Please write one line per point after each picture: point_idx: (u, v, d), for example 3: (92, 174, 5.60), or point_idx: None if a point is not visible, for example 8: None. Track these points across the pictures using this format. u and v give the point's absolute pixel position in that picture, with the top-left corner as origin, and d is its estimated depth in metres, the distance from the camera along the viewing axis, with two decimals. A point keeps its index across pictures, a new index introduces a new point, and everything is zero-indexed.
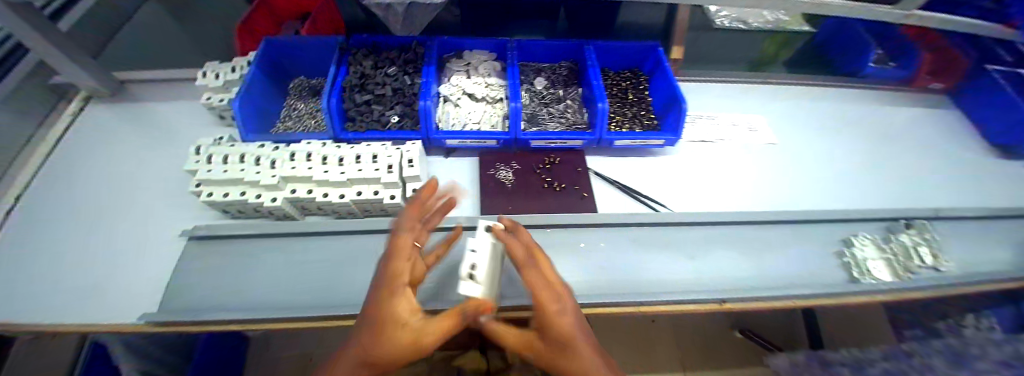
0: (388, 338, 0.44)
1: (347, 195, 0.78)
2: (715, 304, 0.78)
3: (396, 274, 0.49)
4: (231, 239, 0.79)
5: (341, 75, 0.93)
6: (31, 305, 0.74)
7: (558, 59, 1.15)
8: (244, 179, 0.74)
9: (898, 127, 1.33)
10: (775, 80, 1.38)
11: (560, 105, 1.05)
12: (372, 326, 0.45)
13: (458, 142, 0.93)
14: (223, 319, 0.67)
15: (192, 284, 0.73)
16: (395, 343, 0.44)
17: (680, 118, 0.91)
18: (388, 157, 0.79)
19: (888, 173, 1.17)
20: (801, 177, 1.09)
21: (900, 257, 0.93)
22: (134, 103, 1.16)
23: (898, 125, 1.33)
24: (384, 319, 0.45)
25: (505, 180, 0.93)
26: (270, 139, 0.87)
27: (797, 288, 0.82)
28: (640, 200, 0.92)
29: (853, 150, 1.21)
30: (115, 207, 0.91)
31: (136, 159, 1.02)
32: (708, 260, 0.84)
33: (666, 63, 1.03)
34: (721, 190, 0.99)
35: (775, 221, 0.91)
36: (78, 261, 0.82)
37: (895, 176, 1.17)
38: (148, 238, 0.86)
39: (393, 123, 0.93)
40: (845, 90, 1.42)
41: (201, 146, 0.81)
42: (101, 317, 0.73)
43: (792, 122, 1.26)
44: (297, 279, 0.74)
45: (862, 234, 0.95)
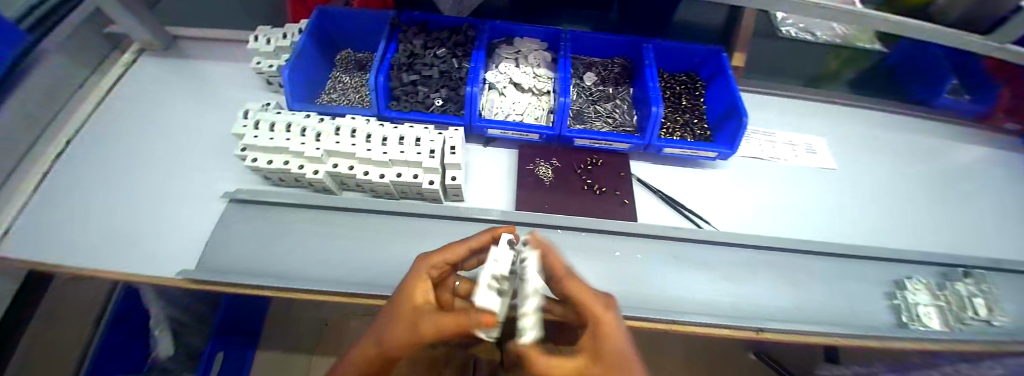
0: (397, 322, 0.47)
1: (387, 176, 0.77)
2: (752, 332, 0.74)
3: (417, 267, 0.53)
4: (269, 206, 0.80)
5: (390, 52, 0.92)
6: (82, 248, 0.77)
7: (611, 55, 1.10)
8: (289, 149, 0.74)
9: (965, 166, 1.22)
10: (838, 100, 1.30)
11: (609, 104, 1.02)
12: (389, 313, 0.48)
13: (500, 133, 0.90)
14: (257, 284, 0.67)
15: (229, 246, 0.74)
16: (398, 330, 0.46)
17: (739, 132, 0.86)
18: (431, 142, 0.78)
19: (950, 215, 1.08)
20: (856, 208, 1.03)
21: (953, 307, 0.86)
22: (184, 59, 1.18)
23: (966, 164, 1.23)
24: (401, 308, 0.48)
25: (544, 177, 0.90)
26: (316, 110, 0.86)
27: (840, 325, 0.78)
28: (683, 214, 0.89)
29: (914, 185, 1.13)
30: (160, 161, 0.93)
31: (183, 115, 1.03)
32: (748, 285, 0.80)
33: (729, 70, 0.97)
34: (768, 212, 0.94)
35: (824, 252, 0.86)
36: (124, 210, 0.84)
37: (958, 218, 1.08)
38: (189, 194, 0.87)
39: (437, 106, 0.91)
40: (910, 120, 1.32)
41: (249, 111, 0.82)
42: (143, 267, 0.75)
43: (851, 148, 1.17)
44: (331, 254, 0.74)
45: (916, 278, 0.88)
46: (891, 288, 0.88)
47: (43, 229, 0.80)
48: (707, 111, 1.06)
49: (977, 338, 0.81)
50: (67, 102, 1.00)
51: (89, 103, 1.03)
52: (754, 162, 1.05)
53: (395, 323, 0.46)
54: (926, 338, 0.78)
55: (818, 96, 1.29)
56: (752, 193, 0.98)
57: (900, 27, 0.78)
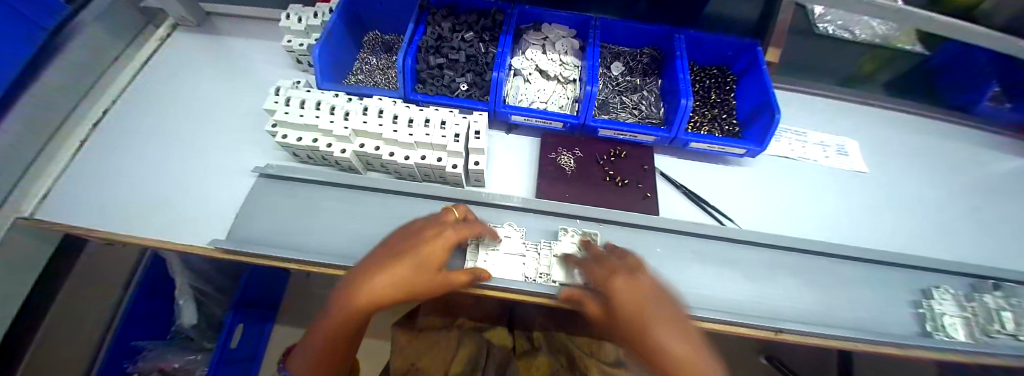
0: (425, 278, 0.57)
1: (412, 158, 0.78)
2: (770, 332, 0.73)
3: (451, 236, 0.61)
4: (296, 183, 0.82)
5: (418, 34, 0.92)
6: (119, 216, 0.81)
7: (640, 46, 1.08)
8: (318, 126, 0.76)
9: (1004, 176, 1.17)
10: (875, 101, 1.26)
11: (635, 95, 1.01)
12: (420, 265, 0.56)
13: (524, 120, 0.90)
14: (284, 256, 0.70)
15: (257, 219, 0.77)
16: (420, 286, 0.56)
17: (771, 128, 0.84)
18: (456, 125, 0.79)
19: (986, 225, 1.04)
20: (885, 213, 1.00)
21: (979, 319, 0.84)
22: (216, 36, 1.19)
23: (1005, 175, 1.18)
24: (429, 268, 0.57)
25: (567, 166, 0.90)
26: (343, 90, 0.88)
27: (861, 331, 0.77)
28: (706, 210, 0.88)
29: (949, 192, 1.09)
30: (190, 134, 0.96)
31: (213, 89, 1.06)
32: (771, 285, 0.79)
33: (764, 65, 0.95)
34: (792, 213, 0.93)
35: (848, 256, 0.85)
36: (157, 179, 0.87)
37: (994, 229, 1.04)
38: (218, 168, 0.90)
39: (462, 90, 0.91)
40: (947, 127, 1.28)
41: (281, 88, 0.83)
42: (176, 236, 0.78)
43: (885, 152, 1.14)
44: (354, 231, 0.76)
45: (944, 287, 0.86)
46: (916, 296, 0.87)
47: (79, 194, 0.84)
48: (737, 107, 1.04)
49: (1004, 352, 0.79)
50: (106, 72, 1.03)
51: (125, 77, 1.07)
52: (782, 161, 1.02)
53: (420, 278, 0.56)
54: (949, 348, 0.77)
55: (853, 97, 1.25)
56: (777, 192, 0.96)
57: (949, 28, 0.74)
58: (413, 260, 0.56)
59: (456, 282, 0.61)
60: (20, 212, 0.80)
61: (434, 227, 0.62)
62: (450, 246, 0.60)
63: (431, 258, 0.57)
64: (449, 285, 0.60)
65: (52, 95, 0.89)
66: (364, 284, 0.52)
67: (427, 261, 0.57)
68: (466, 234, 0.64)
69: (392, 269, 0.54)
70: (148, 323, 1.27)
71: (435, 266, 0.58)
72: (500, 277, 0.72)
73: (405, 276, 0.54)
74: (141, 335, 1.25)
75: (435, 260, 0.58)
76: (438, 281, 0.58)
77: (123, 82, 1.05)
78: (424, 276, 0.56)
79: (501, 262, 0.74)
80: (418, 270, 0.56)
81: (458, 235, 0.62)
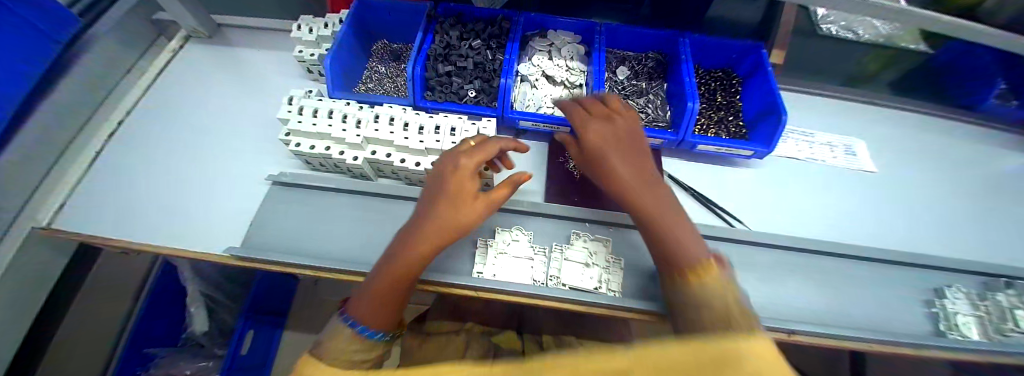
0: (467, 208, 0.60)
1: (423, 164, 0.79)
2: (782, 334, 0.74)
3: (467, 163, 0.61)
4: (309, 191, 0.83)
5: (427, 43, 0.93)
6: (134, 225, 0.82)
7: (645, 50, 1.09)
8: (331, 135, 0.77)
9: (1013, 173, 1.17)
10: (880, 102, 1.26)
11: (641, 99, 1.02)
12: (454, 200, 0.59)
13: (531, 125, 0.91)
14: (300, 263, 0.71)
15: (272, 227, 0.78)
16: (467, 216, 0.60)
17: (778, 130, 0.85)
18: (466, 132, 0.80)
19: (996, 223, 1.04)
20: (893, 213, 1.00)
21: (992, 317, 0.84)
22: (227, 47, 1.22)
23: (1014, 172, 1.17)
24: (464, 200, 0.60)
25: (575, 171, 0.92)
26: (354, 98, 0.89)
27: (872, 331, 0.77)
28: (715, 212, 0.89)
29: (957, 191, 1.09)
30: (201, 143, 0.98)
31: (224, 99, 1.08)
32: (782, 286, 0.79)
33: (769, 67, 0.95)
34: (800, 214, 0.93)
35: (857, 256, 0.85)
36: (171, 189, 0.89)
37: (1004, 227, 1.03)
38: (230, 177, 0.91)
39: (470, 97, 0.92)
40: (953, 125, 1.28)
41: (293, 98, 0.84)
42: (191, 244, 0.80)
43: (891, 152, 1.14)
44: (368, 237, 0.78)
45: (956, 286, 0.86)
46: (928, 295, 0.87)
47: (94, 204, 0.86)
48: (743, 109, 1.05)
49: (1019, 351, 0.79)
50: (118, 85, 1.05)
51: (137, 89, 1.09)
52: (789, 162, 1.03)
53: (462, 211, 0.59)
54: (962, 347, 0.77)
55: (858, 97, 1.25)
56: (785, 194, 0.97)
57: (952, 27, 0.75)
58: (449, 196, 0.59)
59: (501, 198, 0.63)
60: (38, 223, 0.82)
61: (453, 160, 0.63)
62: (475, 173, 0.62)
63: (463, 187, 0.60)
64: (496, 202, 0.63)
65: (65, 108, 0.91)
66: (425, 231, 0.58)
67: (462, 192, 0.60)
68: (483, 156, 0.63)
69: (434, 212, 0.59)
70: (157, 331, 1.27)
71: (471, 194, 0.60)
72: (510, 281, 0.73)
73: (444, 217, 0.58)
74: (150, 342, 1.26)
75: (467, 188, 0.60)
76: (483, 204, 0.61)
77: (135, 94, 1.07)
78: (462, 209, 0.59)
79: (510, 266, 0.76)
80: (460, 204, 0.59)
81: (478, 159, 0.63)
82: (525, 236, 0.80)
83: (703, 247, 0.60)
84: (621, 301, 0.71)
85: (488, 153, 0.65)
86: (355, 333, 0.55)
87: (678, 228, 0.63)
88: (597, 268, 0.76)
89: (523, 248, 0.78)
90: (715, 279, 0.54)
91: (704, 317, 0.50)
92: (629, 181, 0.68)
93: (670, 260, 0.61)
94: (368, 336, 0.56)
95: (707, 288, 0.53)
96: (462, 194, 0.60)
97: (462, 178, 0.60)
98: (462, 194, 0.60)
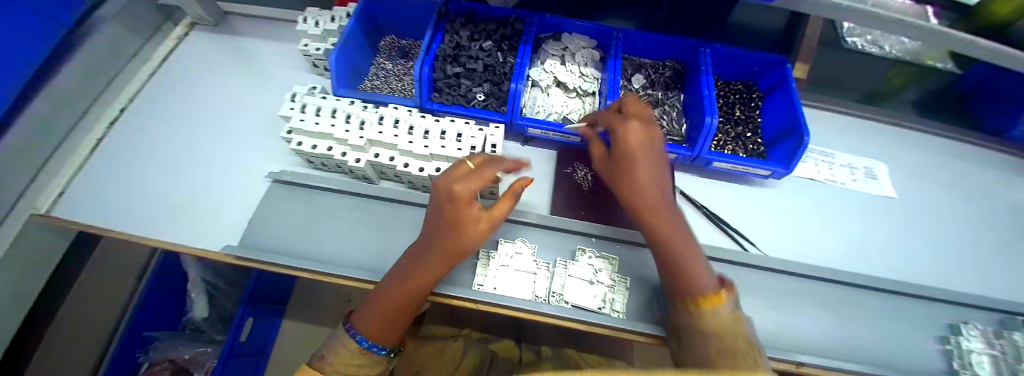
0: (465, 234, 0.55)
1: (426, 170, 0.77)
2: (789, 365, 0.71)
3: (458, 188, 0.52)
4: (308, 191, 0.81)
5: (436, 42, 0.91)
6: (133, 217, 0.82)
7: (663, 58, 1.06)
8: (333, 135, 0.76)
9: None
10: (895, 121, 1.24)
11: (656, 109, 0.99)
12: (450, 228, 0.54)
13: (540, 133, 0.88)
14: (296, 267, 0.69)
15: (270, 226, 0.77)
16: (468, 241, 0.56)
17: (799, 151, 0.82)
18: (472, 138, 0.78)
19: (1008, 255, 1.02)
20: (905, 243, 0.98)
21: (1009, 357, 0.80)
22: (233, 36, 1.19)
23: None
24: (461, 225, 0.54)
25: (583, 183, 0.90)
26: (358, 97, 0.87)
27: (880, 367, 0.74)
28: (726, 233, 0.87)
29: (971, 221, 1.07)
30: (205, 135, 0.96)
31: (228, 90, 1.06)
32: (791, 314, 0.77)
33: (793, 84, 0.92)
34: (810, 240, 0.92)
35: (868, 287, 0.82)
36: (172, 180, 0.88)
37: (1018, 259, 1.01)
38: (231, 170, 0.90)
39: (478, 101, 0.89)
40: (969, 149, 1.26)
41: (297, 95, 0.83)
42: (189, 239, 0.78)
43: (906, 178, 1.12)
44: (366, 240, 0.76)
45: (973, 323, 0.83)
46: (943, 331, 0.83)
47: (96, 194, 0.85)
48: (761, 125, 1.02)
49: None
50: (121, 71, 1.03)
51: (142, 77, 1.07)
52: (806, 182, 1.02)
53: (462, 237, 0.55)
54: None
55: (871, 116, 1.24)
56: (796, 217, 0.95)
57: (993, 52, 0.71)
58: (445, 223, 0.54)
59: (505, 213, 0.58)
60: (36, 210, 0.80)
61: (444, 183, 0.54)
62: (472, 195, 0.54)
63: (462, 216, 0.53)
64: (499, 218, 0.58)
65: (68, 92, 0.90)
66: (427, 258, 0.56)
67: (462, 223, 0.54)
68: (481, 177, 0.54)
69: (434, 241, 0.56)
70: (157, 315, 1.26)
71: (472, 220, 0.54)
72: (509, 295, 0.70)
73: (443, 246, 0.55)
74: (152, 326, 1.24)
75: (468, 215, 0.53)
76: (486, 224, 0.56)
77: (136, 82, 1.05)
78: (461, 236, 0.55)
79: (509, 278, 0.73)
80: (462, 234, 0.55)
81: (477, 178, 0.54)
82: (527, 248, 0.77)
83: (710, 276, 0.54)
84: (625, 324, 0.68)
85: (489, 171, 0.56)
86: (361, 349, 0.57)
87: (688, 256, 0.56)
88: (602, 286, 0.73)
89: (523, 259, 0.76)
90: (720, 315, 0.48)
91: (709, 346, 0.44)
92: (655, 220, 0.59)
93: (672, 289, 0.56)
94: (375, 354, 0.58)
95: (716, 322, 0.47)
96: (461, 220, 0.54)
97: (456, 207, 0.53)
98: (460, 221, 0.54)
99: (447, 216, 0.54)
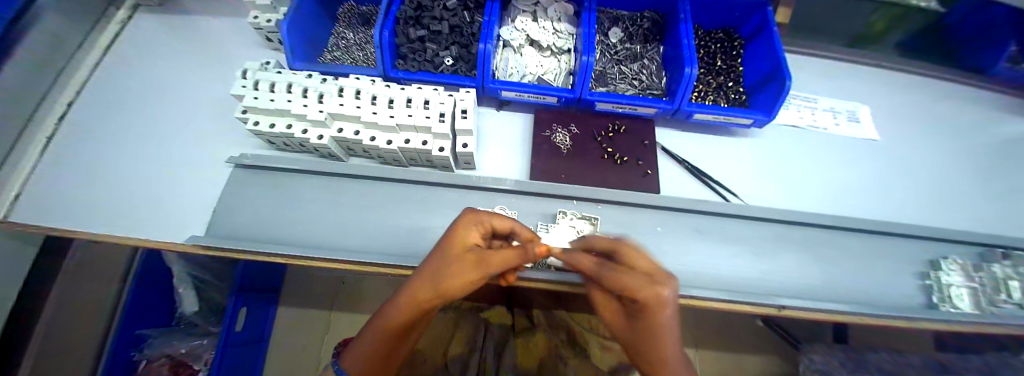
0: (453, 264, 0.48)
1: (395, 142, 0.73)
2: (773, 309, 0.71)
3: (468, 219, 0.52)
4: (275, 174, 0.77)
5: (397, 4, 0.85)
6: (95, 216, 0.77)
7: (641, 8, 1.00)
8: (291, 111, 0.71)
9: (1006, 140, 1.16)
10: (874, 66, 1.24)
11: (635, 64, 0.96)
12: (440, 256, 0.49)
13: (515, 96, 0.84)
14: (268, 252, 0.66)
15: (238, 213, 0.73)
16: (454, 278, 0.48)
17: (781, 96, 0.80)
18: (440, 104, 0.73)
19: (985, 190, 1.03)
20: (887, 184, 0.99)
21: (987, 289, 0.82)
22: (183, 16, 1.10)
23: (1007, 138, 1.16)
24: (454, 252, 0.49)
25: (562, 145, 0.86)
26: (317, 69, 0.82)
27: (861, 305, 0.75)
28: (709, 186, 0.86)
29: (951, 160, 1.08)
30: (160, 126, 0.90)
31: (181, 75, 0.98)
32: (775, 260, 0.77)
33: (775, 27, 0.88)
34: (793, 186, 0.92)
35: (852, 228, 0.83)
36: (132, 176, 0.82)
37: (993, 194, 1.03)
38: (194, 159, 0.85)
39: (447, 66, 0.85)
40: (949, 89, 1.26)
41: (248, 71, 0.77)
42: (157, 232, 0.75)
43: (888, 122, 1.12)
44: (340, 220, 0.73)
45: (953, 258, 0.84)
46: (924, 267, 0.85)
47: (54, 195, 0.80)
48: (743, 74, 0.99)
49: (1010, 321, 0.78)
50: (66, 61, 0.94)
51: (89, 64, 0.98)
52: (790, 130, 1.01)
53: (449, 266, 0.48)
54: (955, 318, 0.76)
55: (849, 59, 1.24)
56: (780, 164, 0.94)
57: None
58: (438, 250, 0.50)
59: (502, 263, 0.49)
60: None
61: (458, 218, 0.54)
62: (474, 224, 0.52)
63: (452, 239, 0.50)
64: (492, 266, 0.49)
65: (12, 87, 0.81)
66: (406, 286, 0.49)
67: (450, 247, 0.50)
68: (497, 219, 0.54)
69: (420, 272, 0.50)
70: (150, 313, 1.20)
71: (461, 248, 0.50)
72: None
73: (428, 279, 0.48)
74: (147, 324, 1.20)
75: (458, 241, 0.50)
76: (473, 261, 0.48)
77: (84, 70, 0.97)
78: (449, 266, 0.48)
79: None
80: (443, 263, 0.49)
81: (489, 219, 0.54)
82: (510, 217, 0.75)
83: None
84: None
85: (499, 219, 0.54)
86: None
87: None
88: None
89: None
90: None
91: None
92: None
93: None
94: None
95: None
96: (455, 248, 0.50)
97: (454, 238, 0.50)
98: (453, 250, 0.49)
99: (440, 244, 0.50)
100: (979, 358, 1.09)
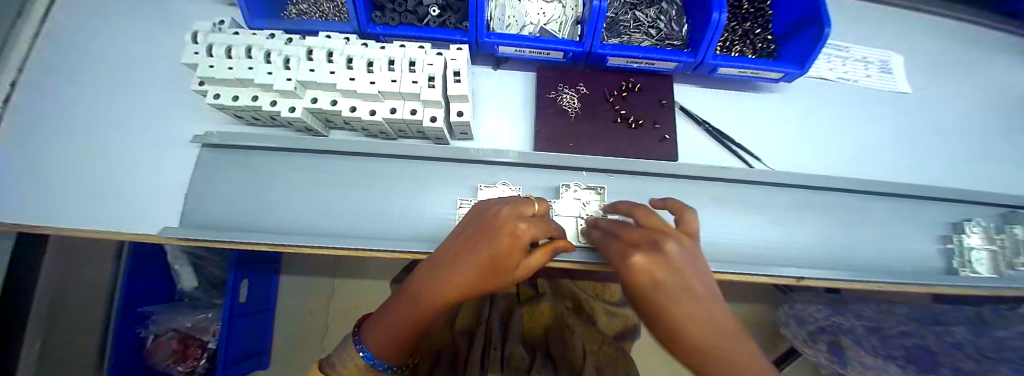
0: (497, 276, 0.46)
1: (380, 113, 0.64)
2: (791, 280, 0.68)
3: (519, 238, 0.44)
4: (244, 154, 0.69)
5: None
6: (49, 207, 0.68)
7: None
8: (254, 80, 0.60)
9: None
10: (914, 6, 1.10)
11: (651, 9, 0.84)
12: (486, 270, 0.45)
13: (514, 52, 0.72)
14: (249, 242, 0.60)
15: (210, 199, 0.66)
16: (498, 284, 0.48)
17: (818, 44, 0.70)
18: (429, 65, 0.62)
19: (1015, 146, 0.97)
20: (917, 141, 0.92)
21: (1007, 251, 0.79)
22: None
23: None
24: (501, 268, 0.46)
25: (569, 109, 0.77)
26: (281, 27, 0.71)
27: (880, 273, 0.72)
28: (730, 149, 0.79)
29: (984, 113, 0.99)
30: (108, 100, 0.78)
31: (121, 37, 0.84)
32: (794, 229, 0.73)
33: None
34: (818, 148, 0.84)
35: (883, 192, 0.76)
36: (84, 159, 0.73)
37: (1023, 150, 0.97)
38: (154, 139, 0.75)
39: (433, 17, 0.74)
40: (990, 33, 1.13)
41: (197, 33, 0.65)
42: (125, 224, 0.68)
43: (924, 72, 1.01)
44: (324, 203, 0.67)
45: (977, 220, 0.80)
46: (946, 231, 0.81)
47: None
48: (772, 19, 0.86)
49: None
50: None
51: (33, 18, 0.79)
52: (819, 84, 0.91)
53: (493, 278, 0.47)
54: (972, 283, 0.74)
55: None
56: (806, 124, 0.86)
57: None
58: (483, 270, 0.45)
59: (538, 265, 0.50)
60: None
61: (498, 224, 0.45)
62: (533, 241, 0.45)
63: (502, 260, 0.45)
64: (529, 270, 0.49)
65: None
66: (446, 292, 0.46)
67: (498, 265, 0.45)
68: (542, 225, 0.46)
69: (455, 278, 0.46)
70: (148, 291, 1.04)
71: (509, 263, 0.46)
72: None
73: (470, 287, 0.46)
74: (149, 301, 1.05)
75: (508, 259, 0.45)
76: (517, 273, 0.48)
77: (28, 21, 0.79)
78: (496, 279, 0.47)
79: None
80: (487, 277, 0.46)
81: (532, 226, 0.46)
82: (512, 191, 0.69)
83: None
84: None
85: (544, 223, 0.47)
86: (366, 366, 0.50)
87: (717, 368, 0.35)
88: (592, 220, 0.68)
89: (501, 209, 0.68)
90: None
91: None
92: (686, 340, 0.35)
93: None
94: (380, 370, 0.52)
95: None
96: (504, 263, 0.45)
97: (507, 259, 0.45)
98: (502, 266, 0.45)
99: (486, 260, 0.45)
100: (974, 312, 1.04)
